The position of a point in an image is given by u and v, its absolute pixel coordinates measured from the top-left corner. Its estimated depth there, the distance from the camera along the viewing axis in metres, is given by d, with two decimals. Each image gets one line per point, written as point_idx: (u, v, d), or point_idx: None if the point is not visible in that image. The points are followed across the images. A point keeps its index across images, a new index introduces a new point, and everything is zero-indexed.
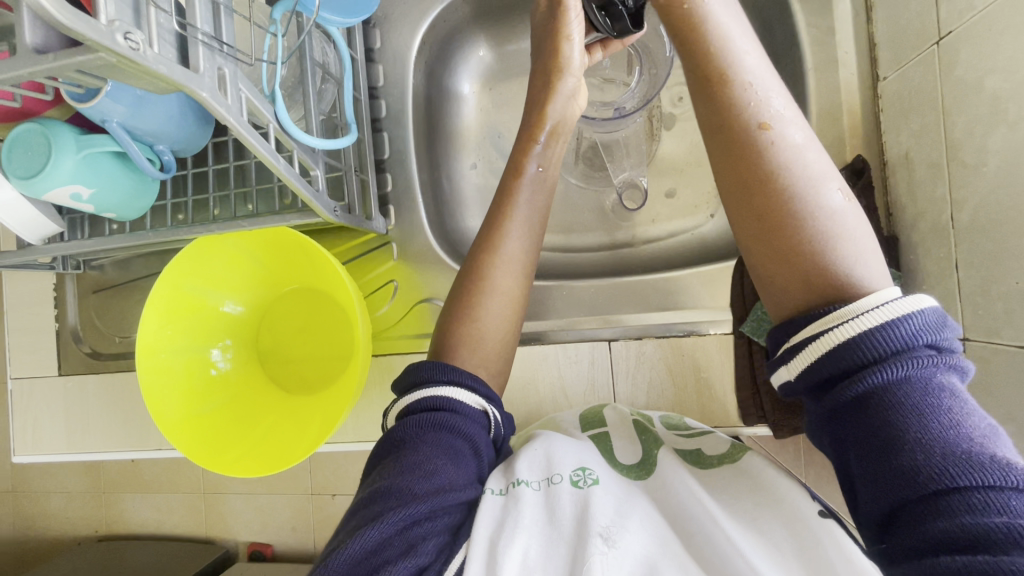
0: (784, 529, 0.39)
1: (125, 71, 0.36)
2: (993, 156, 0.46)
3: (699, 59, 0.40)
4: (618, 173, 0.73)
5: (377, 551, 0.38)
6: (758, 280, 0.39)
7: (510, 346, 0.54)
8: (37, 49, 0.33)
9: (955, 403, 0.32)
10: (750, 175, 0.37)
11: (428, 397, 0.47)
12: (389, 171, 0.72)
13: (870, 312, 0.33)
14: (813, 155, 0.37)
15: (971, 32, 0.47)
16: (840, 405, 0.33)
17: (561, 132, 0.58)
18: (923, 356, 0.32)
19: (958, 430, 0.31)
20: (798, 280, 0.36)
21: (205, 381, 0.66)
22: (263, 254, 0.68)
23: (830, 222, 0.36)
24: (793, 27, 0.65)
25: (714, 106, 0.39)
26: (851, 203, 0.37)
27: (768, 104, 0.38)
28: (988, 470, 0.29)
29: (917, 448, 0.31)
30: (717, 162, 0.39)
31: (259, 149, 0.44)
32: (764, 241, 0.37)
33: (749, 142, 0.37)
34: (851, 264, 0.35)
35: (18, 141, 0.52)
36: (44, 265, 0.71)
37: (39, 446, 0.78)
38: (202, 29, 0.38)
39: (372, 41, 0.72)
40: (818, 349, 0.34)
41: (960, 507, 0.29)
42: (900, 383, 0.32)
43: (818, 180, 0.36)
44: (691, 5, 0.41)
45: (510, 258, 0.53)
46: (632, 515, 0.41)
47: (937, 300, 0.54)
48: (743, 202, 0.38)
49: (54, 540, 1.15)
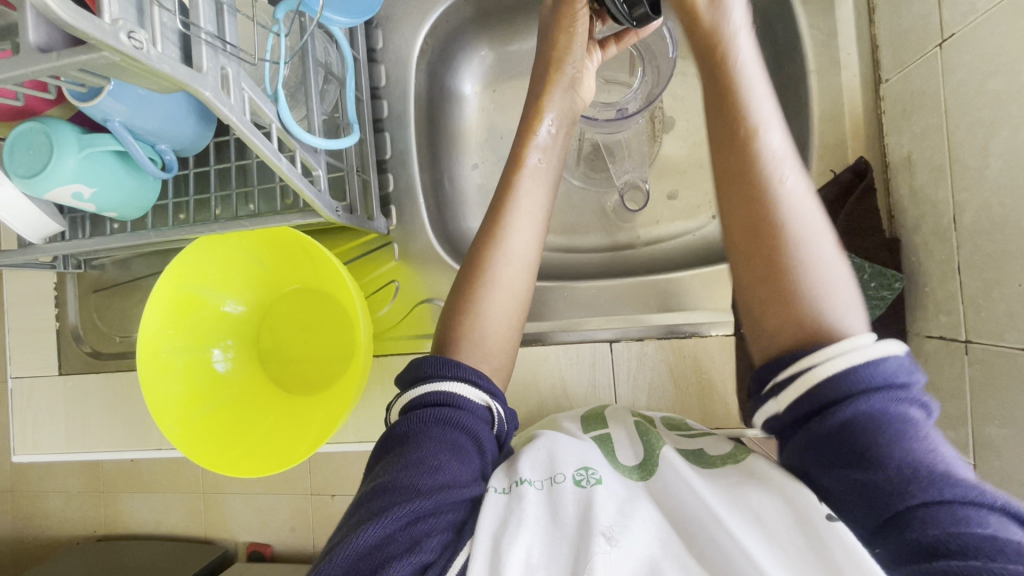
0: (789, 529, 0.38)
1: (127, 71, 0.36)
2: (995, 159, 0.46)
3: (723, 121, 0.45)
4: (620, 174, 0.74)
5: (381, 546, 0.39)
6: (750, 318, 0.43)
7: (513, 341, 0.54)
8: (39, 48, 0.33)
9: (926, 431, 0.36)
10: (756, 226, 0.42)
11: (430, 393, 0.47)
12: (391, 171, 0.72)
13: (851, 351, 0.37)
14: (810, 209, 0.42)
15: (974, 34, 0.47)
16: (829, 434, 0.36)
17: (561, 128, 0.59)
18: (901, 391, 0.36)
19: (927, 453, 0.35)
20: (789, 322, 0.40)
21: (208, 381, 0.67)
22: (264, 253, 0.67)
23: (819, 272, 0.40)
24: (795, 28, 0.65)
25: (730, 156, 0.44)
26: (839, 258, 0.42)
27: (778, 158, 0.43)
28: (955, 487, 0.33)
29: (901, 467, 0.34)
30: (726, 210, 0.44)
31: (261, 148, 0.45)
32: (761, 284, 0.41)
33: (760, 197, 0.42)
34: (837, 311, 0.39)
35: (19, 140, 0.52)
36: (45, 264, 0.71)
37: (39, 445, 0.78)
38: (205, 29, 0.38)
39: (374, 41, 0.72)
40: (807, 381, 0.37)
41: (945, 519, 0.32)
42: (883, 414, 0.36)
43: (813, 233, 0.41)
44: (723, 63, 0.46)
45: (513, 253, 0.53)
46: (634, 515, 0.41)
47: (939, 302, 0.54)
48: (745, 245, 0.42)
49: (53, 540, 1.15)
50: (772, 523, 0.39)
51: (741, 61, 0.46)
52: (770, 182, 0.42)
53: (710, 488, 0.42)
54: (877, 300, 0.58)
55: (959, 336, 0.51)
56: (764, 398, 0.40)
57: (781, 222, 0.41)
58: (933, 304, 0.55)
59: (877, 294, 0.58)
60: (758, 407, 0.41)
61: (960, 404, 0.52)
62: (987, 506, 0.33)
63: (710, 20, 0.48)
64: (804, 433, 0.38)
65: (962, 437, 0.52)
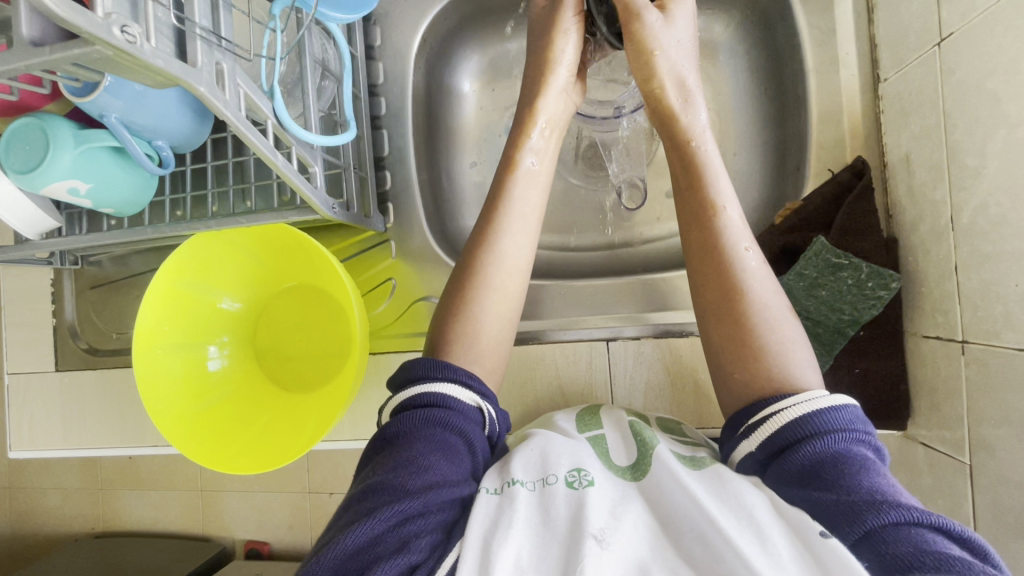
0: (783, 534, 0.37)
1: (122, 65, 0.36)
2: (992, 158, 0.45)
3: (690, 202, 0.52)
4: (618, 172, 0.72)
5: (369, 546, 0.39)
6: (720, 373, 0.47)
7: (506, 343, 0.54)
8: (33, 41, 0.33)
9: (882, 467, 0.40)
10: (722, 292, 0.48)
11: (423, 394, 0.47)
12: (388, 169, 0.72)
13: (808, 399, 0.41)
14: (768, 277, 0.48)
15: (972, 33, 0.47)
16: (798, 468, 0.40)
17: (556, 127, 0.59)
18: (857, 430, 0.41)
19: (887, 485, 0.38)
20: (755, 378, 0.45)
21: (204, 378, 0.66)
22: (260, 250, 0.67)
23: (778, 332, 0.46)
24: (794, 27, 0.65)
25: (700, 226, 0.50)
26: (795, 321, 0.48)
27: (739, 231, 0.50)
28: (919, 511, 0.36)
29: (870, 494, 0.37)
30: (695, 278, 0.50)
31: (257, 145, 0.44)
32: (729, 344, 0.47)
33: (724, 268, 0.48)
34: (795, 367, 0.45)
35: (16, 135, 0.52)
36: (42, 260, 0.71)
37: (35, 441, 0.78)
38: (200, 24, 0.38)
39: (372, 38, 0.72)
40: (774, 424, 0.42)
41: (916, 539, 0.35)
42: (843, 450, 0.40)
43: (770, 297, 0.47)
44: (690, 143, 0.54)
45: (507, 254, 0.53)
46: (625, 517, 0.41)
47: (936, 302, 0.54)
48: (714, 306, 0.48)
49: (51, 537, 1.15)
50: (767, 527, 0.38)
51: (704, 144, 0.54)
52: (732, 254, 0.49)
53: (704, 489, 0.41)
54: (875, 299, 0.58)
55: (956, 336, 0.51)
56: (737, 442, 0.45)
57: (743, 289, 0.47)
58: (930, 304, 0.55)
59: (875, 294, 0.58)
60: (732, 451, 0.45)
61: (957, 405, 0.52)
62: (949, 529, 0.35)
63: (677, 110, 0.55)
64: (776, 470, 0.41)
65: (959, 437, 0.52)
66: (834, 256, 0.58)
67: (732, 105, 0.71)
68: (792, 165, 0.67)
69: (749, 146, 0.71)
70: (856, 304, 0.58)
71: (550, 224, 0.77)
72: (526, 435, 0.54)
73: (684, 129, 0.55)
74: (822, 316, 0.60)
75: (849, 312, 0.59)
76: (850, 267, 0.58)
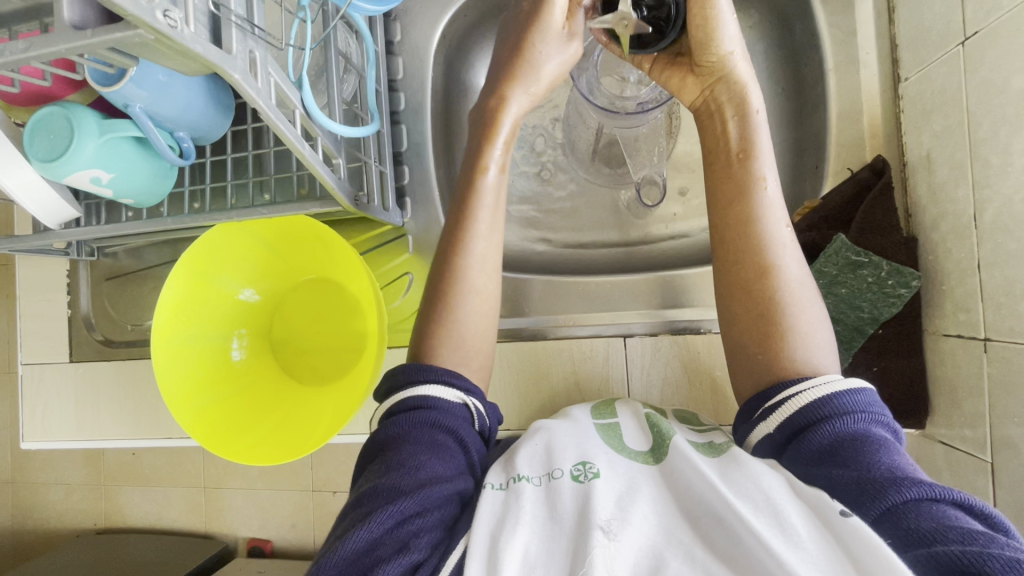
0: (802, 521, 0.37)
1: (157, 50, 0.36)
2: (1018, 156, 0.46)
3: (731, 175, 0.51)
4: (639, 170, 0.69)
5: (370, 549, 0.39)
6: (741, 354, 0.48)
7: (490, 338, 0.54)
8: (74, 25, 0.34)
9: (900, 448, 0.40)
10: (750, 270, 0.48)
11: (407, 397, 0.48)
12: (406, 164, 0.72)
13: (817, 386, 0.42)
14: (797, 259, 0.48)
15: (997, 33, 0.47)
16: (816, 448, 0.40)
17: (521, 120, 0.56)
18: (874, 412, 0.41)
19: (905, 464, 0.38)
20: (777, 361, 0.45)
21: (224, 368, 0.67)
22: (280, 243, 0.68)
23: (803, 314, 0.46)
24: (814, 27, 0.65)
25: (740, 198, 0.50)
26: (819, 304, 0.48)
27: (775, 209, 0.49)
28: (940, 487, 0.36)
29: (890, 471, 0.37)
30: (724, 254, 0.50)
31: (285, 133, 0.44)
32: (753, 323, 0.47)
33: (758, 245, 0.48)
34: (813, 352, 0.45)
35: (40, 124, 0.52)
36: (58, 250, 0.71)
37: (47, 432, 0.78)
38: (235, 12, 0.38)
39: (392, 34, 0.72)
40: (792, 406, 0.42)
41: (937, 515, 0.34)
42: (860, 431, 0.40)
43: (798, 279, 0.47)
44: (742, 111, 0.51)
45: (473, 254, 0.53)
46: (633, 508, 0.40)
47: (957, 301, 0.54)
48: (742, 284, 0.48)
49: (52, 531, 1.15)
50: (783, 508, 0.37)
51: (757, 113, 0.52)
52: (768, 231, 0.48)
53: (716, 473, 0.41)
54: (894, 297, 0.58)
55: (978, 334, 0.51)
56: (753, 425, 0.45)
57: (772, 268, 0.47)
58: (951, 302, 0.55)
59: (895, 292, 0.58)
60: (749, 433, 0.46)
61: (979, 403, 0.52)
62: (968, 506, 0.36)
63: (745, 81, 0.52)
64: (794, 450, 0.41)
65: (981, 436, 0.52)
66: (853, 255, 0.59)
67: None
68: (809, 164, 0.68)
69: None
70: (875, 302, 0.59)
71: (565, 221, 0.77)
72: (530, 427, 0.55)
73: (740, 96, 0.51)
74: (841, 315, 0.60)
75: (868, 311, 0.59)
76: (869, 264, 0.58)
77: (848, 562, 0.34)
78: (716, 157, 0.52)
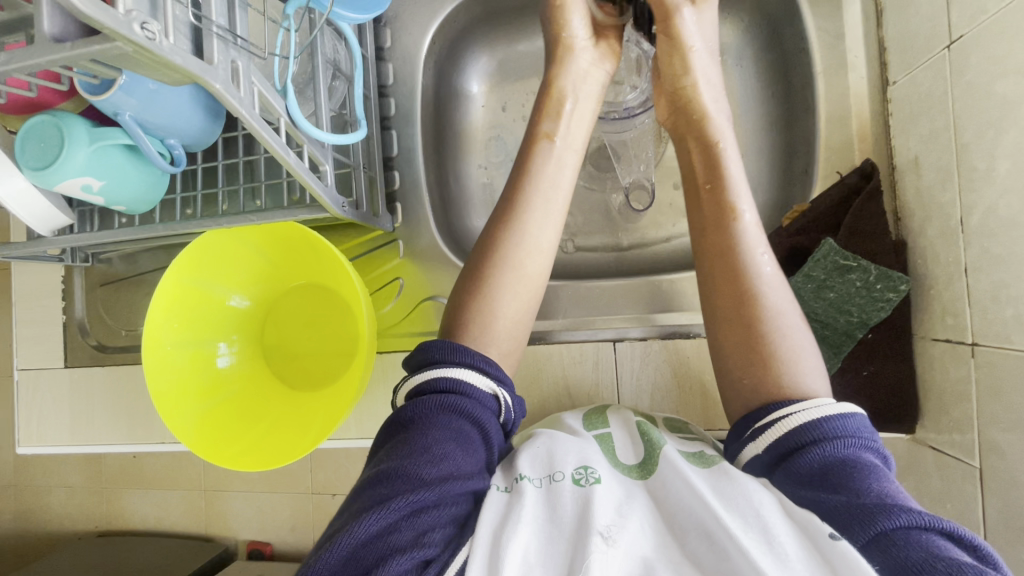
0: (790, 537, 0.38)
1: (139, 61, 0.36)
2: (1003, 159, 0.45)
3: (704, 206, 0.52)
4: (627, 175, 0.71)
5: (382, 535, 0.38)
6: (728, 379, 0.47)
7: (525, 324, 0.54)
8: (54, 37, 0.34)
9: (889, 475, 0.39)
10: (734, 296, 0.48)
11: (440, 378, 0.46)
12: (397, 169, 0.73)
13: (805, 410, 0.41)
14: (779, 284, 0.48)
15: (983, 35, 0.47)
16: (806, 471, 0.39)
17: (568, 107, 0.58)
18: (864, 437, 0.40)
19: (895, 492, 0.37)
20: (765, 384, 0.45)
21: (213, 375, 0.67)
22: (271, 250, 0.68)
23: (788, 342, 0.46)
24: (803, 30, 0.65)
25: (718, 226, 0.50)
26: (805, 329, 0.47)
27: (754, 236, 0.49)
28: (930, 517, 0.35)
29: (879, 498, 0.36)
30: (705, 284, 0.50)
31: (270, 142, 0.45)
32: (739, 350, 0.47)
33: (737, 273, 0.48)
34: (798, 377, 0.44)
35: (32, 132, 0.53)
36: (53, 257, 0.72)
37: (43, 437, 0.78)
38: (217, 22, 0.39)
39: (382, 40, 0.72)
40: (781, 428, 0.42)
41: (927, 543, 0.34)
42: (850, 456, 0.39)
43: (780, 305, 0.47)
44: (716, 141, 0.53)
45: (530, 236, 0.53)
46: (631, 516, 0.41)
47: (946, 305, 0.54)
48: (726, 310, 0.48)
49: (54, 534, 1.15)
50: (773, 526, 0.38)
51: (726, 143, 0.53)
52: (748, 258, 0.48)
53: (708, 486, 0.42)
54: (882, 302, 0.58)
55: (966, 339, 0.51)
56: (744, 444, 0.44)
57: (755, 294, 0.47)
58: (940, 306, 0.55)
59: (883, 296, 0.58)
60: (739, 450, 0.45)
61: (967, 408, 0.51)
62: (958, 536, 0.35)
63: (710, 114, 0.55)
64: (785, 471, 0.40)
65: (969, 441, 0.51)
66: (841, 258, 0.59)
67: (740, 108, 0.72)
68: (800, 168, 0.68)
69: (757, 148, 0.71)
70: (864, 306, 0.59)
71: None
72: (530, 432, 0.55)
73: (706, 130, 0.54)
74: (830, 319, 0.60)
75: (857, 314, 0.59)
76: (858, 269, 0.58)
77: None
78: (694, 185, 0.53)
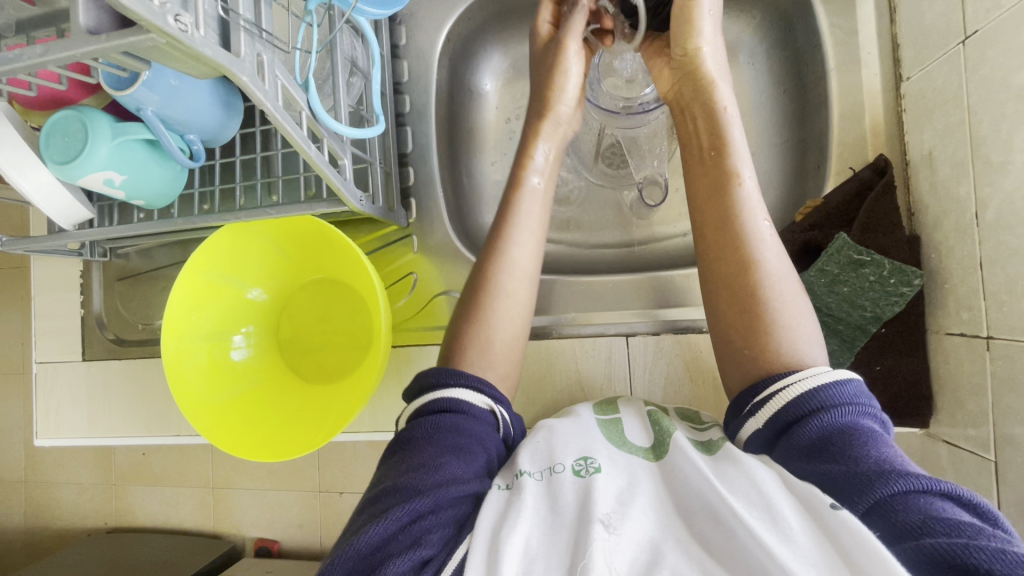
0: (794, 514, 0.37)
1: (168, 54, 0.37)
2: (1019, 153, 0.46)
3: (708, 171, 0.52)
4: (641, 169, 0.73)
5: (382, 545, 0.39)
6: (729, 349, 0.47)
7: (520, 348, 0.54)
8: (89, 30, 0.35)
9: (888, 439, 0.40)
10: (737, 264, 0.48)
11: (439, 399, 0.48)
12: (411, 165, 0.74)
13: (802, 379, 0.42)
14: (778, 253, 0.48)
15: (998, 30, 0.47)
16: (806, 442, 0.40)
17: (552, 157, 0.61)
18: (863, 403, 0.41)
19: (893, 454, 0.38)
20: (764, 355, 0.45)
21: (230, 367, 0.68)
22: (288, 245, 0.69)
23: (788, 309, 0.46)
24: (816, 27, 0.65)
25: (719, 194, 0.50)
26: (804, 296, 0.48)
27: (755, 203, 0.50)
28: (926, 479, 0.36)
29: (878, 464, 0.37)
30: (706, 251, 0.50)
31: (292, 134, 0.46)
32: (738, 317, 0.47)
33: (736, 240, 0.48)
34: (797, 347, 0.44)
35: (56, 126, 0.53)
36: (72, 252, 0.73)
37: (60, 430, 0.79)
38: (244, 16, 0.40)
39: (397, 37, 0.73)
40: (782, 399, 0.42)
41: (925, 507, 0.34)
42: (849, 423, 0.39)
43: (779, 270, 0.47)
44: (715, 108, 0.53)
45: (516, 263, 0.55)
46: (633, 503, 0.41)
47: (960, 298, 0.54)
48: (726, 279, 0.48)
49: (63, 531, 1.16)
50: (776, 502, 0.37)
51: (728, 109, 0.53)
52: (748, 225, 0.49)
53: (711, 469, 0.41)
54: (897, 296, 0.58)
55: (981, 332, 0.51)
56: (743, 420, 0.44)
57: (754, 261, 0.47)
58: (954, 300, 0.55)
59: (898, 290, 0.58)
60: (738, 429, 0.45)
61: (982, 401, 0.52)
62: (958, 496, 0.35)
63: (713, 78, 0.54)
64: (785, 444, 0.41)
65: (984, 434, 0.52)
66: (856, 253, 0.58)
67: (753, 105, 0.72)
68: (812, 164, 0.68)
69: (770, 144, 0.71)
70: (878, 301, 0.59)
71: (570, 221, 0.77)
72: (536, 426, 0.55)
73: (708, 97, 0.54)
74: (844, 314, 0.60)
75: (870, 309, 0.59)
76: (871, 263, 0.58)
77: (837, 557, 0.34)
78: (696, 154, 0.54)
